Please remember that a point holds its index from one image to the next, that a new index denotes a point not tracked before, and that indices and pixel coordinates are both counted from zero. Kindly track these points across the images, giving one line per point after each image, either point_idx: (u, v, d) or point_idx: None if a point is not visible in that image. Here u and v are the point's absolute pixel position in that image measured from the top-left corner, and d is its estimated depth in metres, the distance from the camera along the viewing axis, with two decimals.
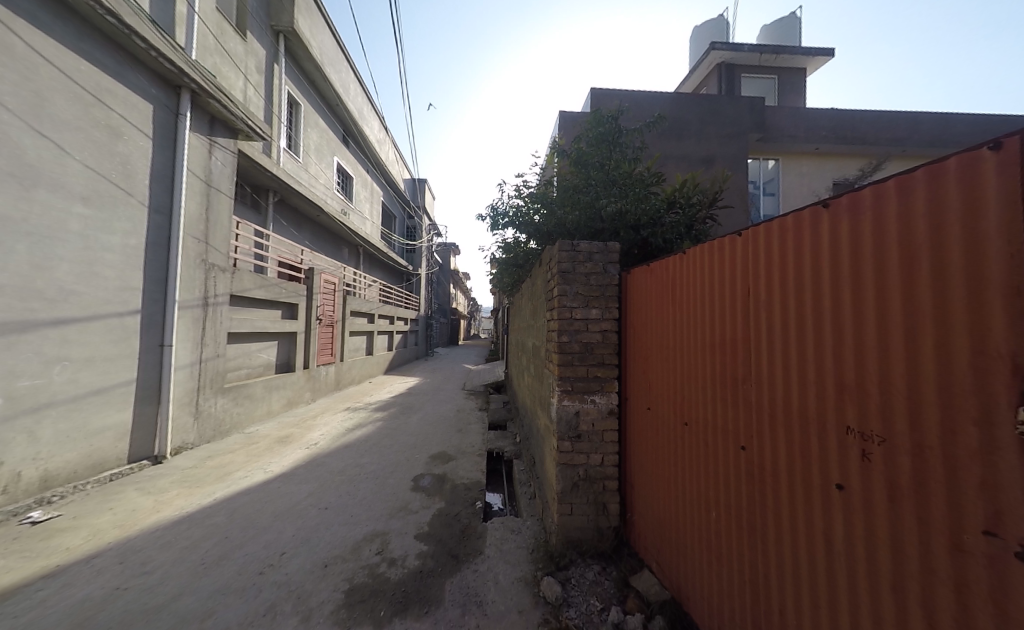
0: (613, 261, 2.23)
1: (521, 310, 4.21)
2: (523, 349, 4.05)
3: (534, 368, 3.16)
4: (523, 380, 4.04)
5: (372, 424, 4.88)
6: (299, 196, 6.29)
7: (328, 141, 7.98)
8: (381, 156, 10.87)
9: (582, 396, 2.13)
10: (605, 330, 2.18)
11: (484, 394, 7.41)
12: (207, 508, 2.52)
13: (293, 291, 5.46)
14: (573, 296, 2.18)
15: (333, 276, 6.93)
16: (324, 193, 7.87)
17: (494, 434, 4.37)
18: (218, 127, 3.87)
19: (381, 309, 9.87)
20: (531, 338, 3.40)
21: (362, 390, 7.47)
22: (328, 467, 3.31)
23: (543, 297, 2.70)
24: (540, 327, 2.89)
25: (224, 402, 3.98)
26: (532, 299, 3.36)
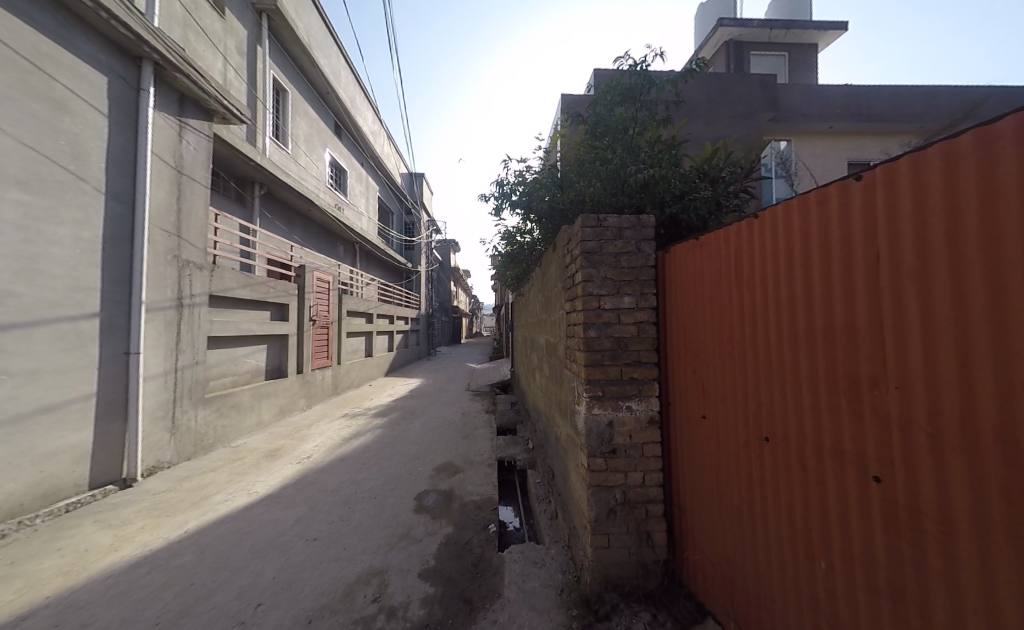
0: (648, 237, 1.74)
1: (531, 304, 3.75)
2: (534, 347, 3.59)
3: (550, 369, 2.70)
4: (535, 382, 3.60)
5: (370, 433, 4.50)
6: (287, 189, 5.91)
7: (319, 132, 7.55)
8: (375, 149, 10.42)
9: (617, 404, 1.64)
10: (641, 321, 1.68)
11: (489, 396, 7.01)
12: (174, 545, 2.16)
13: (283, 290, 5.07)
14: (600, 281, 1.68)
15: (327, 274, 6.53)
16: (317, 187, 7.49)
17: (504, 441, 3.98)
18: (189, 107, 3.43)
19: (379, 309, 9.50)
20: (544, 334, 2.93)
21: (361, 394, 7.11)
22: (320, 485, 2.94)
23: (559, 282, 2.24)
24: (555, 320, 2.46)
25: (205, 414, 3.61)
26: (544, 287, 2.89)
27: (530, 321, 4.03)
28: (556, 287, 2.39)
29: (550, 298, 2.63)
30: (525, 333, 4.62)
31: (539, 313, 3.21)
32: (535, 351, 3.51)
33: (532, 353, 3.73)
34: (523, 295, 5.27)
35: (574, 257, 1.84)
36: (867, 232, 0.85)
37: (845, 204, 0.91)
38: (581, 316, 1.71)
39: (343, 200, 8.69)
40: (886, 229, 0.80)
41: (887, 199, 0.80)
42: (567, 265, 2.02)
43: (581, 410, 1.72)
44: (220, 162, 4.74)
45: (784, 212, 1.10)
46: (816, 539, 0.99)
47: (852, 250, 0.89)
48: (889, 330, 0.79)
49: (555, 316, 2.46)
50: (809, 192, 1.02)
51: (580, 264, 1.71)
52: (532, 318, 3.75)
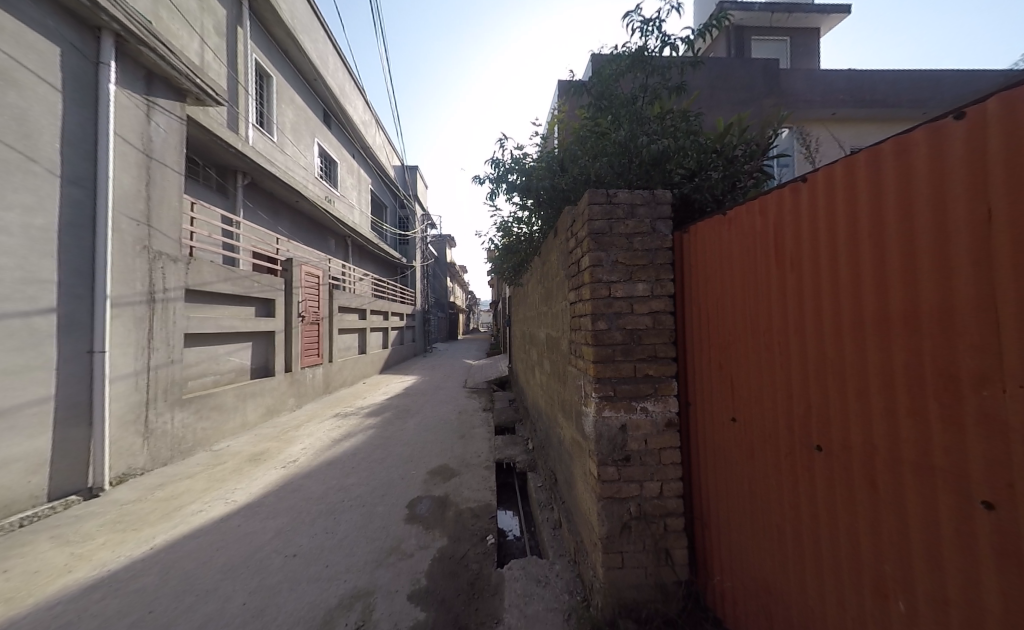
0: (664, 215, 1.51)
1: (530, 296, 3.53)
2: (533, 343, 3.38)
3: (551, 366, 2.49)
4: (535, 379, 3.40)
5: (362, 434, 4.29)
6: (272, 179, 5.64)
7: (306, 121, 7.25)
8: (366, 140, 10.12)
9: (631, 405, 1.44)
10: (656, 311, 1.47)
11: (486, 393, 6.81)
12: (138, 564, 1.95)
13: (269, 285, 4.81)
14: (611, 266, 1.47)
15: (316, 268, 6.27)
16: (305, 178, 7.21)
17: (503, 441, 3.78)
18: (158, 86, 3.16)
19: (373, 305, 9.26)
20: (545, 328, 2.72)
21: (355, 393, 6.89)
22: (304, 492, 2.73)
23: (562, 269, 2.02)
24: (557, 312, 2.26)
25: (183, 416, 3.38)
26: (544, 277, 2.67)
27: (528, 315, 3.81)
28: (558, 275, 2.17)
29: (551, 287, 2.41)
30: (523, 327, 4.40)
31: (539, 305, 2.99)
32: (534, 347, 3.29)
33: (532, 348, 3.52)
34: (521, 288, 5.06)
35: (579, 240, 1.62)
36: (968, 189, 0.64)
37: (938, 150, 0.69)
38: (589, 306, 1.49)
39: (333, 192, 8.41)
40: (1003, 178, 0.59)
41: (1004, 138, 0.59)
42: (571, 250, 1.80)
43: (588, 412, 1.51)
44: (198, 149, 4.48)
45: (845, 171, 0.89)
46: (888, 576, 0.80)
47: (944, 211, 0.68)
48: (1003, 317, 0.59)
49: (557, 307, 2.25)
50: (878, 146, 0.81)
51: (587, 246, 1.49)
52: (531, 311, 3.52)
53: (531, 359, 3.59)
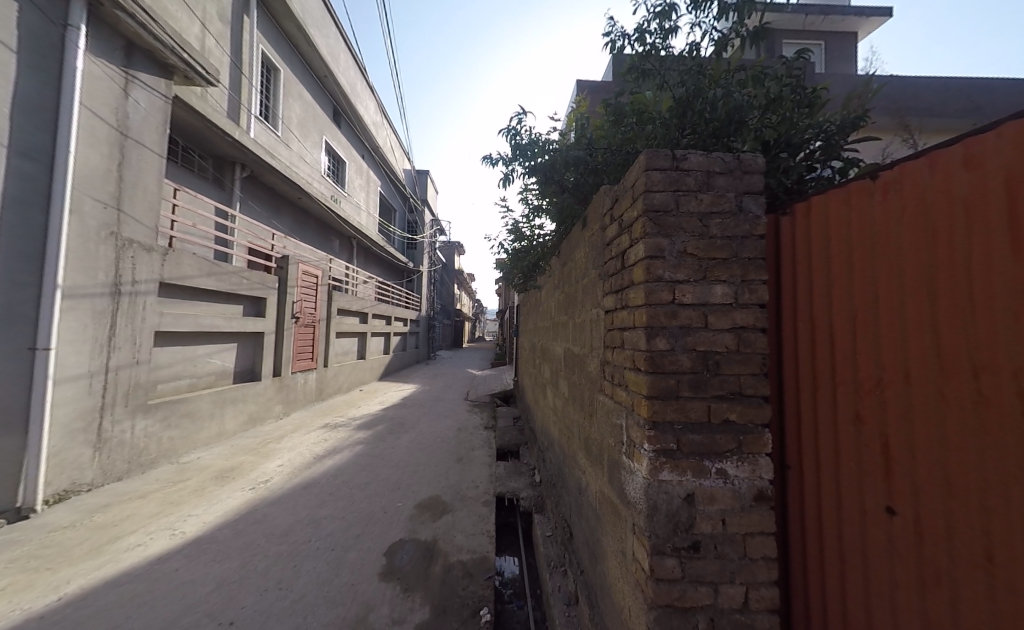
0: (753, 188, 1.04)
1: (546, 304, 3.08)
2: (547, 357, 2.91)
3: (570, 389, 2.02)
4: (547, 399, 2.92)
5: (347, 450, 3.87)
6: (274, 173, 5.40)
7: (314, 117, 7.07)
8: (377, 141, 9.96)
9: (702, 465, 0.97)
10: (741, 325, 1.00)
11: (487, 408, 6.33)
12: (34, 620, 1.51)
13: (259, 281, 4.48)
14: (677, 259, 1.01)
15: (315, 268, 5.97)
16: (311, 175, 7.01)
17: (505, 469, 3.30)
18: (138, 57, 2.87)
19: (376, 308, 8.93)
20: (563, 341, 2.26)
21: (349, 402, 6.51)
22: (267, 526, 2.29)
23: (593, 267, 1.57)
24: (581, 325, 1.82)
25: (146, 424, 2.99)
26: (565, 279, 2.22)
27: (541, 325, 3.35)
28: (586, 276, 1.73)
29: (575, 292, 1.97)
30: (534, 339, 3.94)
31: (556, 314, 2.55)
32: (548, 362, 2.83)
33: (544, 364, 3.05)
34: (532, 296, 4.62)
35: (626, 224, 1.17)
36: None
37: None
38: (640, 316, 1.04)
39: (340, 192, 8.19)
40: None
41: None
42: (609, 240, 1.36)
43: (634, 469, 1.05)
44: (191, 135, 4.24)
45: None
46: None
47: None
48: None
49: (582, 317, 1.79)
50: None
51: (640, 230, 1.04)
52: (546, 320, 3.07)
53: (543, 376, 3.12)
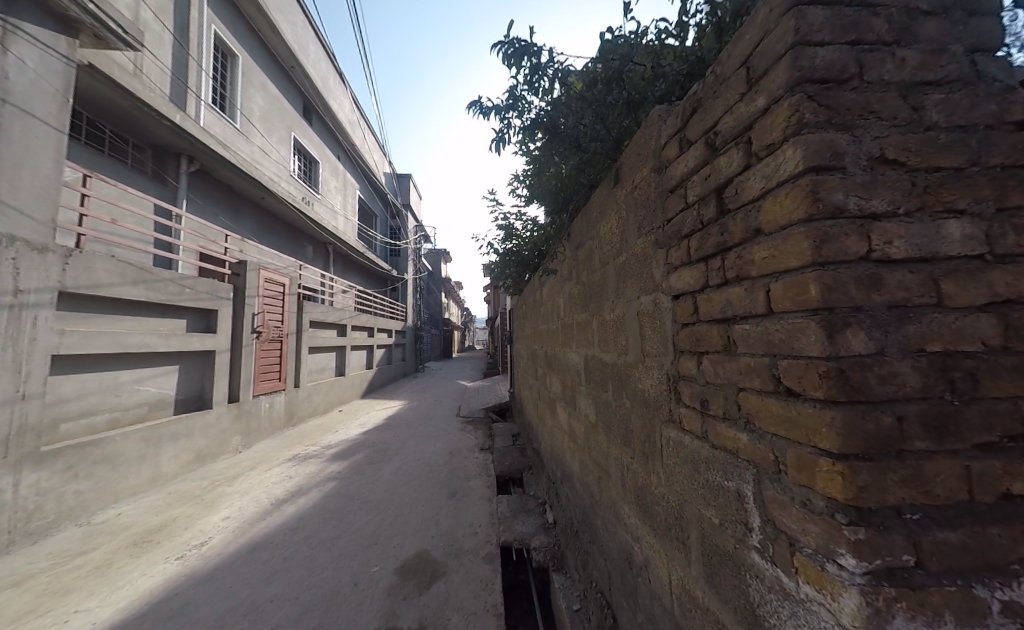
0: (994, 41, 0.56)
1: (552, 304, 2.59)
2: (556, 367, 2.40)
3: (600, 413, 1.49)
4: (558, 418, 2.40)
5: (312, 491, 3.25)
6: (228, 166, 4.83)
7: (280, 111, 6.61)
8: (352, 140, 9.48)
9: (975, 602, 0.44)
10: (1012, 293, 0.50)
11: (482, 424, 5.77)
12: None
13: (206, 292, 3.88)
14: (867, 174, 0.52)
15: (281, 276, 5.34)
16: (276, 172, 6.46)
17: (508, 505, 2.74)
18: (20, 4, 2.35)
19: (356, 319, 8.30)
20: (583, 348, 1.74)
21: (327, 426, 5.82)
22: (185, 622, 1.70)
23: (640, 238, 1.07)
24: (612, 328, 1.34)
25: (36, 478, 2.37)
26: (583, 267, 1.73)
27: (545, 330, 2.85)
28: (621, 254, 1.22)
29: (601, 282, 1.47)
30: (535, 346, 3.43)
31: (570, 315, 2.04)
32: (560, 375, 2.30)
33: (553, 378, 2.52)
34: (530, 298, 4.13)
35: (731, 139, 0.68)
36: None
37: None
38: (799, 287, 0.53)
39: (310, 192, 7.64)
40: None
41: None
42: (679, 186, 0.86)
43: (806, 603, 0.51)
44: (119, 115, 3.67)
45: None
46: None
47: None
48: None
49: (616, 312, 1.28)
50: None
51: (783, 125, 0.55)
52: (552, 326, 2.56)
53: (551, 391, 2.60)
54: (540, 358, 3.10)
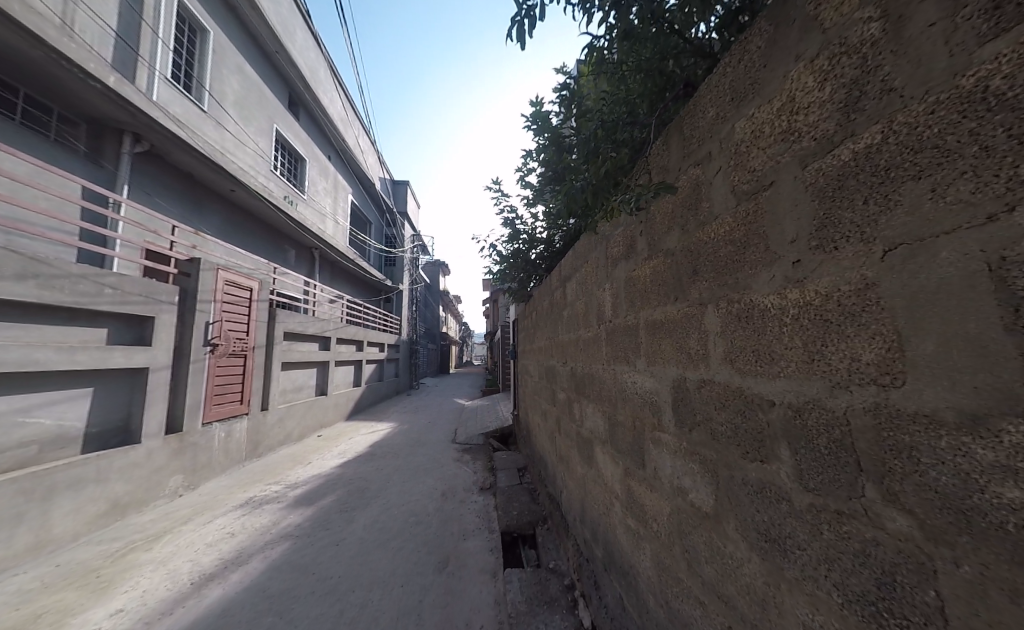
0: None
1: (582, 303, 1.87)
2: (595, 392, 1.65)
3: (739, 507, 0.72)
4: (599, 469, 1.63)
5: (253, 562, 2.41)
6: (182, 147, 4.22)
7: (260, 99, 6.03)
8: (345, 140, 8.98)
9: None
10: None
11: (480, 454, 4.93)
12: None
13: (145, 293, 3.29)
14: None
15: (247, 279, 4.65)
16: (253, 162, 5.84)
17: (519, 592, 1.91)
18: None
19: (342, 332, 7.54)
20: (670, 366, 0.99)
21: (298, 456, 4.96)
22: None
23: (1010, 30, 0.34)
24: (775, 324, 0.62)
25: None
26: (669, 223, 1.00)
27: (570, 340, 2.12)
28: (856, 138, 0.49)
29: (733, 237, 0.75)
30: (551, 359, 2.69)
31: (624, 308, 1.32)
32: (603, 404, 1.55)
33: (588, 405, 1.77)
34: (538, 303, 3.42)
35: None
36: None
37: None
38: None
39: (294, 191, 6.99)
40: None
41: None
42: None
43: None
44: (32, 68, 3.10)
45: None
46: None
47: None
48: None
49: (818, 288, 0.54)
50: None
51: None
52: (583, 334, 1.84)
53: (584, 422, 1.85)
54: (561, 373, 2.37)
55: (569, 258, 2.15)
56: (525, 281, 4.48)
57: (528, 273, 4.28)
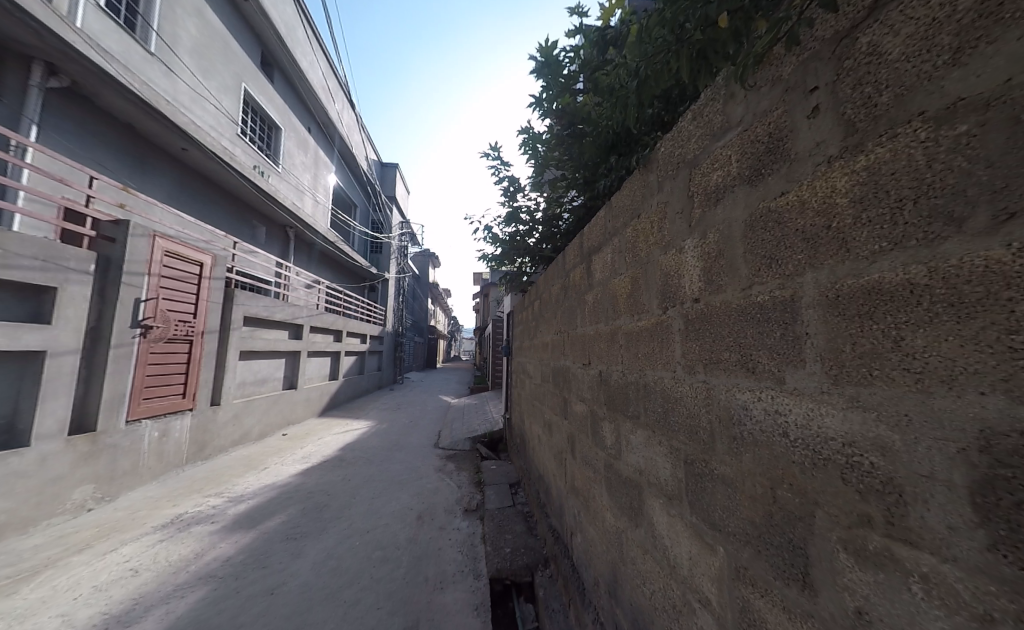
0: None
1: (626, 278, 1.27)
2: (654, 415, 1.05)
3: None
4: (654, 534, 1.04)
5: (147, 622, 1.78)
6: (112, 88, 3.42)
7: (223, 49, 5.19)
8: (329, 110, 8.14)
9: None
10: None
11: (466, 463, 4.32)
12: None
13: (44, 254, 2.53)
14: None
15: (197, 252, 3.85)
16: (214, 120, 5.01)
17: None
18: None
19: (317, 320, 6.80)
20: (956, 397, 0.38)
21: (254, 460, 4.20)
22: None
23: None
24: None
25: None
26: (987, 24, 0.37)
27: (599, 333, 1.52)
28: None
29: None
30: (563, 358, 2.10)
31: (743, 271, 0.71)
32: (672, 434, 0.95)
33: (634, 429, 1.18)
34: (544, 290, 2.81)
35: None
36: None
37: None
38: None
39: (265, 162, 6.18)
40: None
41: None
42: None
43: None
44: None
45: None
46: None
47: None
48: None
49: None
50: None
51: None
52: (628, 324, 1.24)
53: (623, 454, 1.26)
54: (579, 378, 1.78)
55: (600, 222, 1.58)
56: (522, 267, 3.87)
57: (521, 257, 3.70)
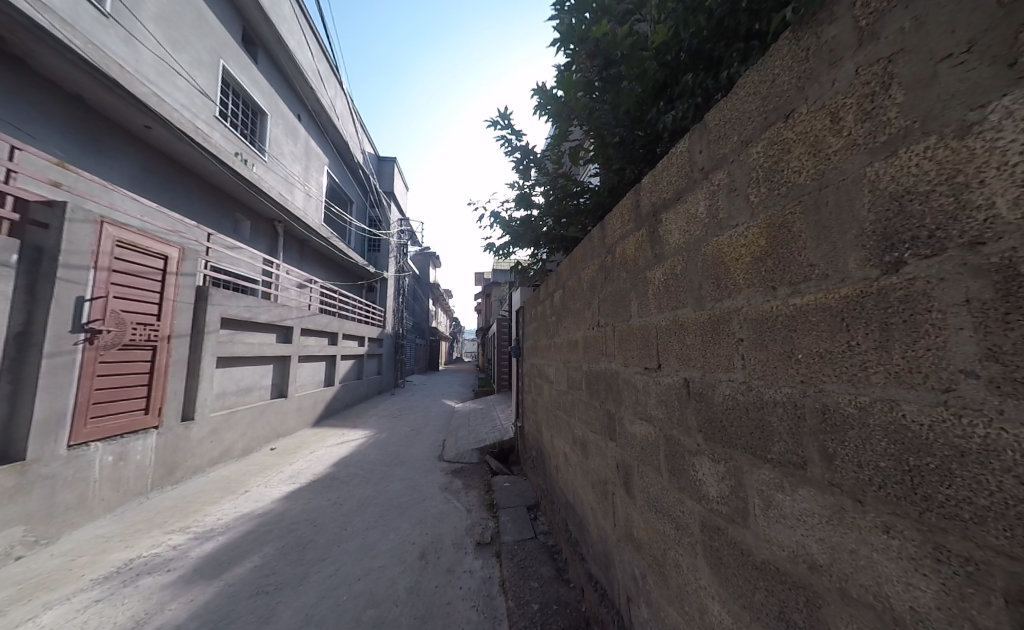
0: None
1: (758, 228, 0.77)
2: (871, 476, 0.53)
3: None
4: None
5: None
6: (51, 47, 2.90)
7: (197, 20, 4.67)
8: (321, 97, 7.65)
9: None
10: None
11: (476, 479, 3.83)
12: None
13: None
14: None
15: (158, 243, 3.34)
16: (187, 97, 4.50)
17: None
18: None
19: (309, 322, 6.30)
20: None
21: (234, 481, 3.69)
22: None
23: None
24: None
25: None
26: None
27: (687, 321, 1.02)
28: None
29: None
30: (609, 359, 1.60)
31: None
32: (959, 532, 0.43)
33: (792, 488, 0.66)
34: (571, 275, 2.30)
35: None
36: None
37: None
38: None
39: (249, 149, 5.66)
40: None
41: None
42: None
43: None
44: None
45: None
46: None
47: None
48: None
49: None
50: None
51: None
52: (772, 303, 0.72)
53: (762, 525, 0.74)
54: (643, 387, 1.27)
55: (672, 161, 1.13)
56: (534, 255, 3.39)
57: (535, 243, 3.21)
